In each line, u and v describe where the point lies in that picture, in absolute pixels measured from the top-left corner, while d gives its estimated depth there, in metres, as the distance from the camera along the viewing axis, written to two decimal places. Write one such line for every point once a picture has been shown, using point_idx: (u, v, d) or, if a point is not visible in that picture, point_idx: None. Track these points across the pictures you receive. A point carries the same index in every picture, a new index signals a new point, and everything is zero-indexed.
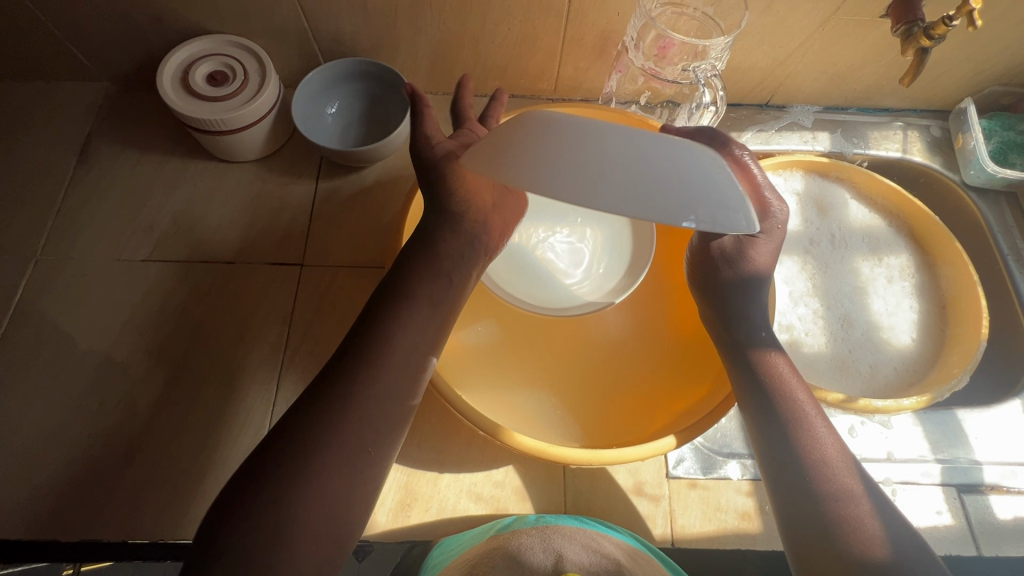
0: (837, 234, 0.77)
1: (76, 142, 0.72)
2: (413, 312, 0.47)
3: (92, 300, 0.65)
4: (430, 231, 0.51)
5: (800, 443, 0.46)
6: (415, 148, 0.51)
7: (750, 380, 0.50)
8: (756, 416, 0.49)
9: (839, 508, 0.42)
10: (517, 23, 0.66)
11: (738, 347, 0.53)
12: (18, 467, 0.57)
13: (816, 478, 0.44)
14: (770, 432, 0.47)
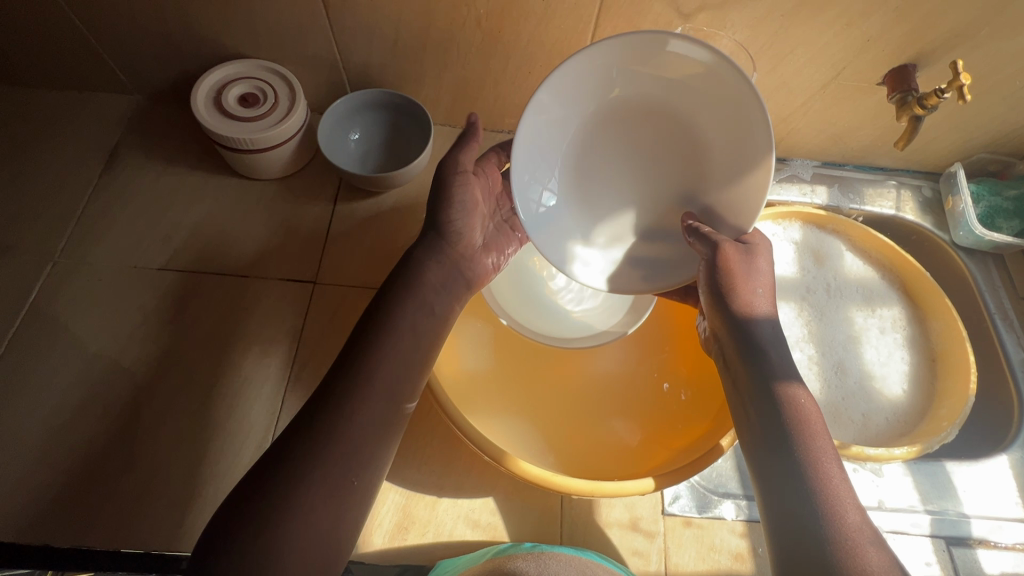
0: (832, 283, 0.80)
1: (104, 150, 0.74)
2: (399, 337, 0.49)
3: (105, 306, 0.65)
4: (418, 262, 0.53)
5: (806, 475, 0.43)
6: (446, 172, 0.54)
7: (759, 407, 0.48)
8: (762, 445, 0.46)
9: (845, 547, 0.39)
10: (538, 67, 0.70)
11: (747, 373, 0.50)
12: (17, 471, 0.57)
13: (820, 513, 0.41)
14: (774, 462, 0.45)
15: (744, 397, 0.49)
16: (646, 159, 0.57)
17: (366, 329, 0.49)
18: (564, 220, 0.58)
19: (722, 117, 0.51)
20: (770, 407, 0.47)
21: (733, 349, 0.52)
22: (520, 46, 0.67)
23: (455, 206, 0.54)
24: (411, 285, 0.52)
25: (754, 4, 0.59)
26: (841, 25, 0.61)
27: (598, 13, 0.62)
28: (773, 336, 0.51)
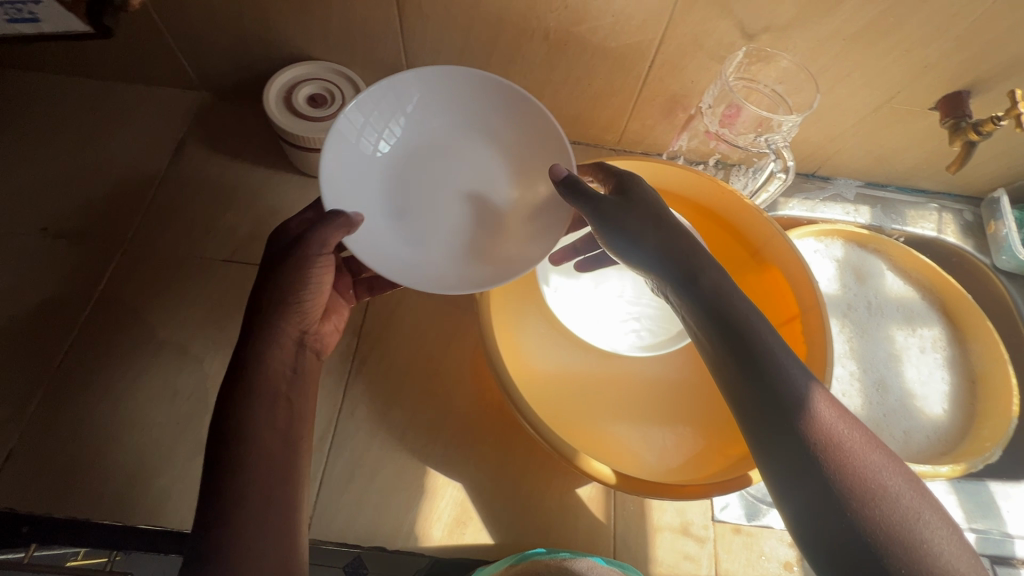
0: (873, 301, 0.81)
1: (170, 143, 0.76)
2: (267, 423, 0.47)
3: (173, 294, 0.67)
4: (254, 347, 0.49)
5: (828, 456, 0.38)
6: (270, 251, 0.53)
7: (750, 392, 0.42)
8: (767, 434, 0.40)
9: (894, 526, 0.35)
10: (598, 78, 0.72)
11: (729, 357, 0.43)
12: (90, 451, 0.58)
13: (856, 497, 0.36)
14: (785, 452, 0.39)
15: (730, 383, 0.43)
16: (445, 182, 0.61)
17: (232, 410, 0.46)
18: (424, 256, 0.58)
19: (514, 137, 0.59)
20: (769, 389, 0.41)
21: (709, 329, 0.45)
22: (583, 58, 0.69)
23: (303, 281, 0.51)
24: (268, 365, 0.49)
25: (821, 27, 0.61)
26: (902, 51, 0.63)
27: (664, 30, 0.64)
28: (748, 304, 0.45)
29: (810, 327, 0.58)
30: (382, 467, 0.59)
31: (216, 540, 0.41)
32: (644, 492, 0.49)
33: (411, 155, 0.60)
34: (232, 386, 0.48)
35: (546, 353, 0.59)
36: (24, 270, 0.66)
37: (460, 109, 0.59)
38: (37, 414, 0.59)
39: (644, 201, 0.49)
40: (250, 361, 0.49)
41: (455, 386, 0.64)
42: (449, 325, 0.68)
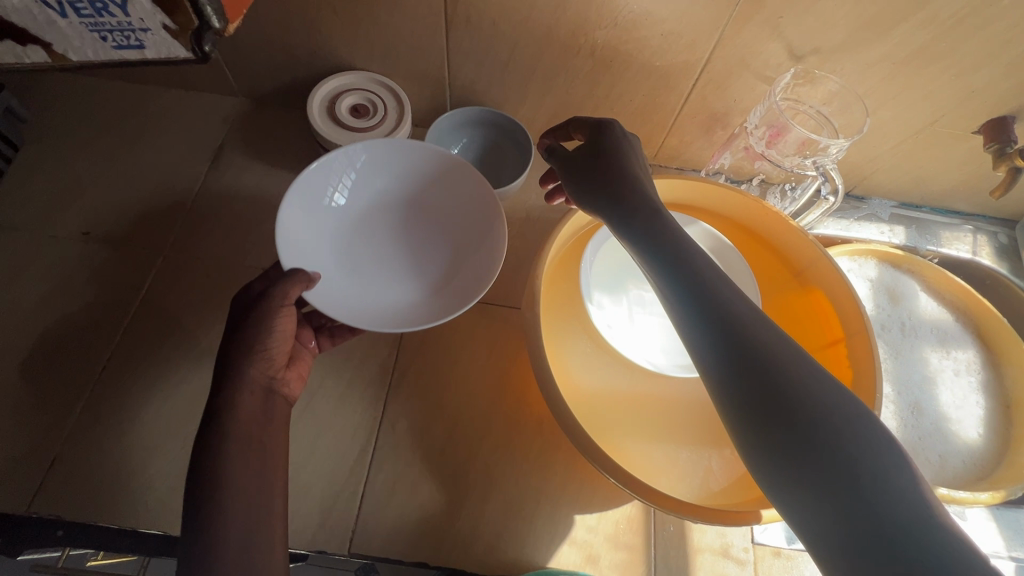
0: (907, 323, 0.81)
1: (209, 149, 0.77)
2: (245, 472, 0.48)
3: (213, 301, 0.67)
4: (224, 399, 0.50)
5: (821, 422, 0.32)
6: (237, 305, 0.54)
7: (721, 363, 0.36)
8: (747, 409, 0.35)
9: (906, 492, 0.30)
10: (640, 95, 0.72)
11: (693, 324, 0.38)
12: (131, 459, 0.58)
13: (860, 465, 0.31)
14: (769, 427, 0.34)
15: (699, 356, 0.37)
16: (395, 239, 0.68)
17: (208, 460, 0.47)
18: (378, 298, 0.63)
19: (456, 197, 0.67)
20: (744, 357, 0.35)
21: (670, 295, 0.39)
22: (627, 74, 0.69)
23: (268, 330, 0.52)
24: (240, 414, 0.50)
25: (871, 50, 0.61)
26: (951, 76, 0.63)
27: (711, 51, 0.64)
28: (708, 261, 0.40)
29: (856, 350, 0.58)
30: (423, 481, 0.59)
31: None
32: (692, 516, 0.49)
33: (367, 217, 0.68)
34: (206, 436, 0.49)
35: (589, 368, 0.58)
36: (66, 275, 0.66)
37: (406, 177, 0.68)
38: (78, 420, 0.59)
39: (611, 153, 0.50)
40: (221, 412, 0.50)
41: (494, 400, 0.64)
42: (487, 337, 0.68)
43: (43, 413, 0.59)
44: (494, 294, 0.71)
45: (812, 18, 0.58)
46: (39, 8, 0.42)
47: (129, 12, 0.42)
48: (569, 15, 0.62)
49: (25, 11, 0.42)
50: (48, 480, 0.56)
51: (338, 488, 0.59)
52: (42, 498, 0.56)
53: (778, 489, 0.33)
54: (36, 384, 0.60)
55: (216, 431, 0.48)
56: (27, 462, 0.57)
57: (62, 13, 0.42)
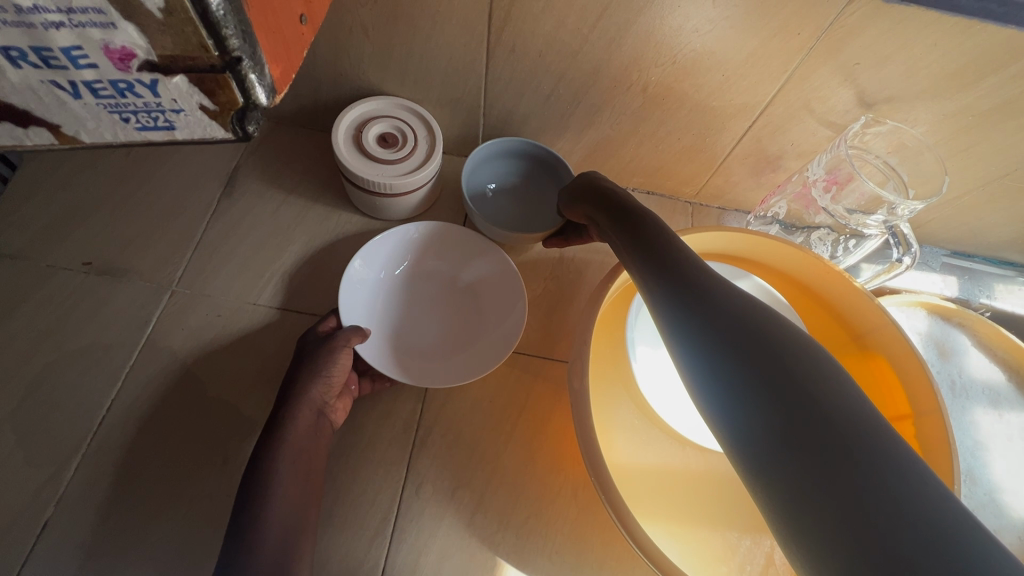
0: (957, 382, 0.75)
1: (222, 173, 0.71)
2: (280, 518, 0.47)
3: (223, 345, 0.62)
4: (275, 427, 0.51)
5: (841, 429, 0.25)
6: (303, 343, 0.58)
7: (711, 363, 0.29)
8: (742, 414, 0.27)
9: (947, 517, 0.22)
10: (690, 134, 0.67)
11: (683, 322, 0.32)
12: (130, 525, 0.53)
13: (892, 486, 0.23)
14: (774, 437, 0.26)
15: (686, 354, 0.31)
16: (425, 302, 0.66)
17: (253, 490, 0.47)
18: (413, 361, 0.61)
19: (489, 261, 0.67)
20: (741, 351, 0.29)
21: (674, 311, 0.33)
22: (678, 113, 0.64)
23: (329, 366, 0.54)
24: (290, 444, 0.50)
25: (951, 101, 0.56)
26: None
27: (774, 94, 0.59)
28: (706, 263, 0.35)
29: (925, 432, 0.53)
30: (449, 555, 0.55)
31: None
32: None
33: (399, 280, 0.66)
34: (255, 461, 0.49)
35: (631, 446, 0.54)
36: (65, 311, 0.61)
37: (439, 241, 0.68)
38: (74, 478, 0.54)
39: (600, 190, 0.50)
40: (274, 437, 0.50)
41: (525, 466, 0.59)
42: (518, 394, 0.63)
43: (36, 469, 0.54)
44: (528, 345, 0.65)
45: (891, 65, 0.53)
46: (39, 87, 0.27)
47: (160, 92, 0.28)
48: (623, 51, 0.57)
49: (17, 91, 0.27)
50: (39, 545, 0.52)
51: (357, 562, 0.54)
52: (31, 567, 0.51)
53: (785, 520, 0.25)
54: (30, 436, 0.55)
55: (266, 453, 0.49)
56: (17, 525, 0.52)
57: (72, 94, 0.28)
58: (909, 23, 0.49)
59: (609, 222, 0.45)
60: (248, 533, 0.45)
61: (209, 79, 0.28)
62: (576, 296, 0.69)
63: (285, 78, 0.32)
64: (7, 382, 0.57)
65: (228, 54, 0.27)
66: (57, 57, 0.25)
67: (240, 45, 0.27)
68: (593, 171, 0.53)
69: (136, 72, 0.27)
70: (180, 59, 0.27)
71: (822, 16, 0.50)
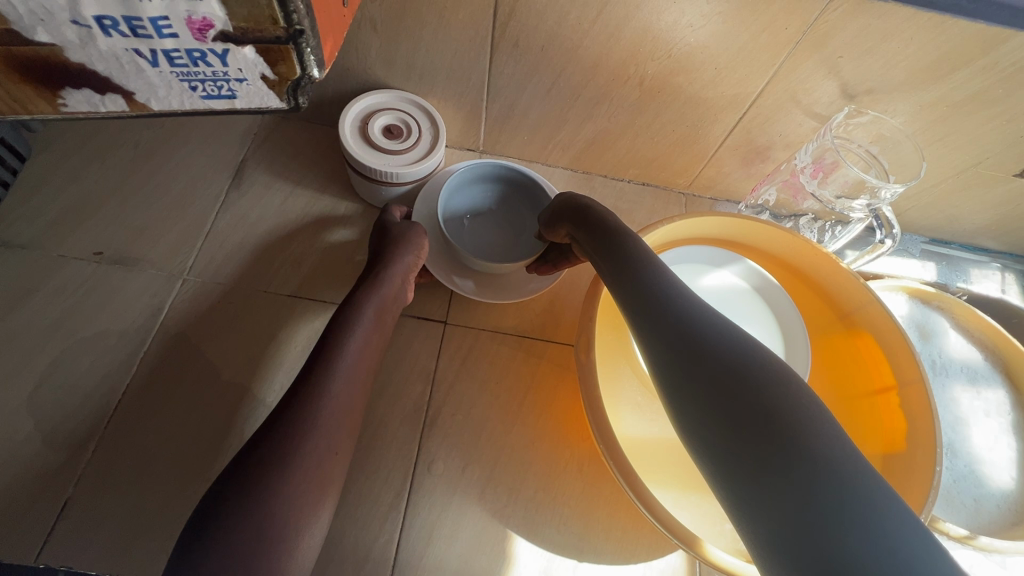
0: (937, 361, 0.79)
1: (230, 165, 0.73)
2: (335, 401, 0.49)
3: (237, 329, 0.63)
4: (356, 299, 0.56)
5: (788, 432, 0.30)
6: (381, 236, 0.63)
7: (679, 377, 0.35)
8: (704, 426, 0.33)
9: (879, 500, 0.27)
10: (684, 126, 0.70)
11: (660, 347, 0.36)
12: (149, 505, 0.54)
13: (824, 466, 0.28)
14: (729, 440, 0.31)
15: (657, 371, 0.36)
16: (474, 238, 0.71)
17: (327, 353, 0.52)
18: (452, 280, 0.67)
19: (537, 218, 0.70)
20: (701, 367, 0.34)
21: (653, 333, 0.37)
22: (673, 105, 0.67)
23: (410, 251, 0.62)
24: (371, 312, 0.56)
25: (927, 93, 0.60)
26: (1003, 121, 0.62)
27: (763, 85, 0.63)
28: (685, 286, 0.40)
29: (909, 401, 0.57)
30: (462, 528, 0.57)
31: (239, 501, 0.42)
32: None
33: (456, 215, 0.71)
34: (333, 325, 0.54)
35: (635, 421, 0.57)
36: (79, 299, 0.62)
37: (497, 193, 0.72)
38: (93, 459, 0.55)
39: (584, 208, 0.52)
40: (348, 318, 0.55)
41: (533, 442, 0.61)
42: (523, 375, 0.65)
43: (54, 453, 0.55)
44: (532, 328, 0.68)
45: (872, 58, 0.57)
46: (122, 55, 0.30)
47: (229, 62, 0.32)
48: (621, 45, 0.60)
49: (104, 59, 0.30)
50: (60, 525, 0.52)
51: (371, 537, 0.55)
52: (51, 546, 0.52)
53: (738, 500, 0.30)
54: (47, 420, 0.56)
55: (336, 332, 0.53)
56: (36, 506, 0.53)
57: (151, 62, 0.31)
58: (889, 19, 0.52)
59: (590, 242, 0.49)
60: (299, 413, 0.47)
61: (274, 50, 0.31)
62: (577, 283, 0.71)
63: (333, 51, 0.35)
64: (22, 368, 0.58)
65: (292, 26, 0.30)
66: (145, 26, 0.29)
67: (303, 20, 0.30)
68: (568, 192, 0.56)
69: (211, 42, 0.30)
70: (250, 31, 0.30)
71: (807, 11, 0.53)
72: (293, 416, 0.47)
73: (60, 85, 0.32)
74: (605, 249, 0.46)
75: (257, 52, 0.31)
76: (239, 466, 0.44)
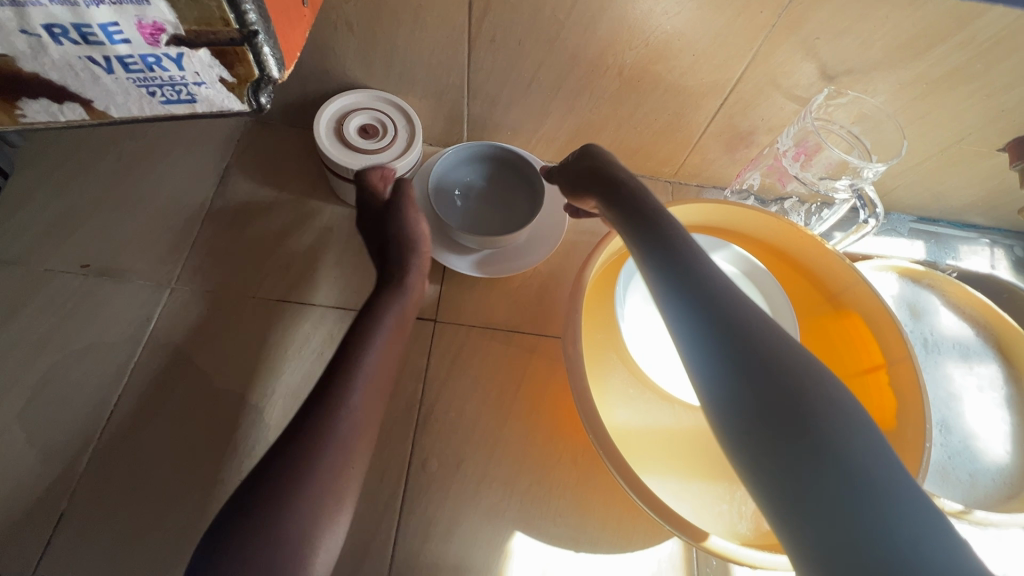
0: (929, 339, 0.79)
1: (214, 173, 0.73)
2: (355, 409, 0.48)
3: (227, 336, 0.63)
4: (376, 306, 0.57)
5: (819, 427, 0.30)
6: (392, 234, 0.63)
7: (713, 363, 0.34)
8: (734, 416, 0.33)
9: (912, 506, 0.27)
10: (666, 115, 0.70)
11: (691, 332, 0.36)
12: (145, 513, 0.54)
13: (853, 463, 0.29)
14: (762, 431, 0.31)
15: (688, 357, 0.36)
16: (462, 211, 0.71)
17: (347, 360, 0.51)
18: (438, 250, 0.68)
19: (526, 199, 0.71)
20: (737, 352, 0.34)
21: (684, 318, 0.36)
22: (654, 94, 0.67)
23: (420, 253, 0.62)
24: (397, 307, 0.57)
25: (906, 71, 0.60)
26: (983, 96, 0.62)
27: (742, 70, 0.62)
28: (717, 269, 0.39)
29: (899, 379, 0.57)
30: (459, 522, 0.57)
31: (251, 520, 0.40)
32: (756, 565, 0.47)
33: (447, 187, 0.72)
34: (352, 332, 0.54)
35: (628, 411, 0.57)
36: (68, 311, 0.62)
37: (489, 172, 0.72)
38: (87, 470, 0.55)
39: (616, 176, 0.49)
40: (370, 326, 0.54)
41: (526, 435, 0.62)
42: (513, 370, 0.65)
43: (48, 465, 0.55)
44: (522, 323, 0.68)
45: (849, 39, 0.57)
46: (76, 63, 0.31)
47: (185, 66, 0.32)
48: (598, 36, 0.60)
49: (58, 67, 0.31)
50: (57, 538, 0.53)
51: (369, 535, 0.56)
52: (49, 558, 0.52)
53: (768, 489, 0.30)
54: (39, 434, 0.56)
55: (357, 338, 0.52)
56: (34, 520, 0.53)
57: (106, 69, 0.31)
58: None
59: (618, 212, 0.46)
60: (318, 422, 0.45)
61: (229, 53, 0.31)
62: (565, 276, 0.72)
63: (294, 52, 0.35)
64: (13, 383, 0.58)
65: (247, 28, 0.30)
66: (95, 33, 0.29)
67: (258, 22, 0.30)
68: (595, 156, 0.53)
69: (164, 46, 0.30)
70: (203, 33, 0.30)
71: None
72: (312, 426, 0.45)
73: (17, 98, 0.32)
74: (633, 223, 0.44)
75: (212, 55, 0.31)
76: (258, 475, 0.43)
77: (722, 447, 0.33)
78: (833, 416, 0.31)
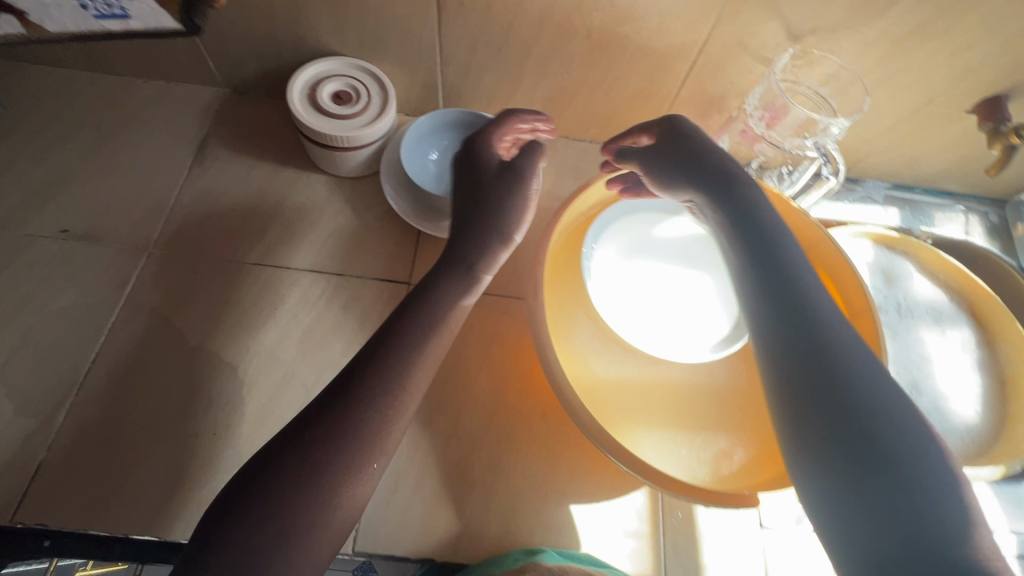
0: (903, 304, 0.80)
1: (193, 142, 0.74)
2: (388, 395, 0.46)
3: (202, 298, 0.64)
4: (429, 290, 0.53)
5: (879, 431, 0.37)
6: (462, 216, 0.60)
7: (790, 367, 0.42)
8: (803, 412, 0.40)
9: (944, 502, 0.34)
10: (637, 80, 0.71)
11: (777, 339, 0.43)
12: (121, 464, 0.55)
13: (902, 461, 0.35)
14: (824, 424, 0.38)
15: (770, 358, 0.43)
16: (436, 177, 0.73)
17: (387, 343, 0.49)
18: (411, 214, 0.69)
19: None
20: (840, 375, 0.40)
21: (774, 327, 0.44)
22: (624, 57, 0.68)
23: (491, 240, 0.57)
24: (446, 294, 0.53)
25: (869, 29, 0.61)
26: (947, 54, 0.63)
27: (709, 31, 0.63)
28: (815, 292, 0.45)
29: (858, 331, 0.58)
30: (429, 473, 0.58)
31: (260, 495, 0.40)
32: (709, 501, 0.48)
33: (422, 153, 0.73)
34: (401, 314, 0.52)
35: (594, 365, 0.58)
36: (48, 274, 0.64)
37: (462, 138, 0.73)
38: (65, 423, 0.57)
39: (728, 178, 0.53)
40: (414, 312, 0.51)
41: (497, 392, 0.63)
42: (485, 331, 0.66)
43: (27, 418, 0.57)
44: (494, 286, 0.69)
45: None
46: None
47: None
48: None
49: None
50: (34, 487, 0.54)
51: None
52: (25, 506, 0.53)
53: (817, 470, 0.38)
54: (19, 389, 0.58)
55: (404, 323, 0.50)
56: (12, 470, 0.54)
57: None
58: None
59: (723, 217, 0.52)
60: (347, 405, 0.45)
61: None
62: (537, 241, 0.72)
63: None
64: None
65: None
66: None
67: None
68: (689, 143, 0.55)
69: None
70: None
71: None
72: (340, 407, 0.44)
73: None
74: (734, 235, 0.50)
75: None
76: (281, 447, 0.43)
77: (781, 432, 0.42)
78: (895, 425, 0.37)
